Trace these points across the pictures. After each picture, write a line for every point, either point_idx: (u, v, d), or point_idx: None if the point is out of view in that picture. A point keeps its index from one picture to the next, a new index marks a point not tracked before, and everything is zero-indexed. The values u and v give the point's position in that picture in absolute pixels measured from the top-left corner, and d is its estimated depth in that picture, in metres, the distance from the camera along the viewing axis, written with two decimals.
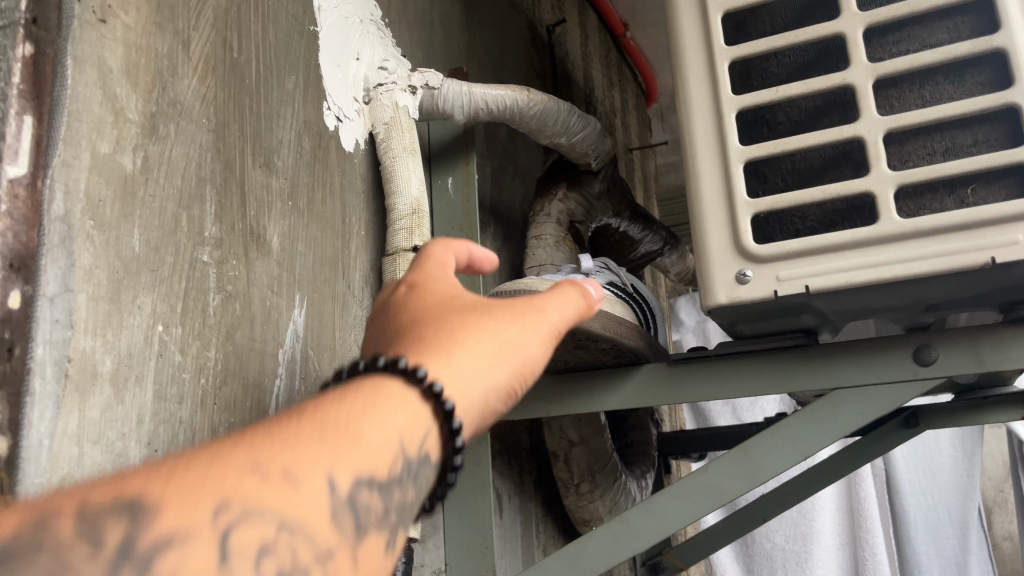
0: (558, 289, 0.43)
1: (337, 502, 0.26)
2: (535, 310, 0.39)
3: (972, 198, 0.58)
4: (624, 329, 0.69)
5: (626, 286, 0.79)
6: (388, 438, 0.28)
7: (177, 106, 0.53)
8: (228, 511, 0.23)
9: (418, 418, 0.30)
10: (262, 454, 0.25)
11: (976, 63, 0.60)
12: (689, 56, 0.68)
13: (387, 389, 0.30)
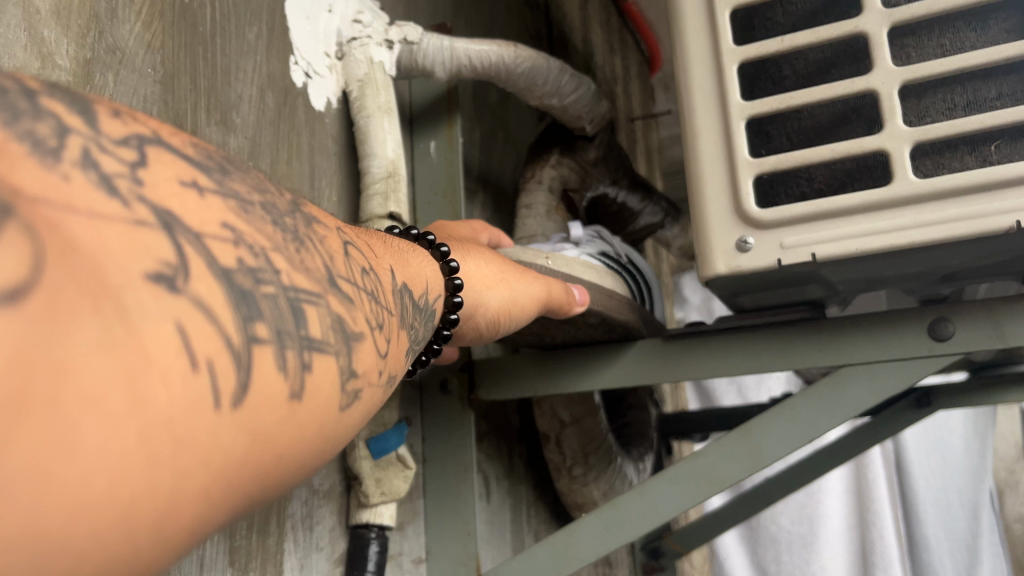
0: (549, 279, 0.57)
1: (387, 278, 0.34)
2: (540, 274, 0.56)
3: (995, 156, 0.53)
4: (615, 304, 0.64)
5: (619, 256, 0.74)
6: (418, 271, 0.40)
7: (116, 53, 0.48)
8: (339, 232, 0.31)
9: (420, 278, 0.40)
10: (352, 229, 0.34)
11: (1000, 8, 0.54)
12: (687, 5, 0.63)
13: (425, 253, 0.45)
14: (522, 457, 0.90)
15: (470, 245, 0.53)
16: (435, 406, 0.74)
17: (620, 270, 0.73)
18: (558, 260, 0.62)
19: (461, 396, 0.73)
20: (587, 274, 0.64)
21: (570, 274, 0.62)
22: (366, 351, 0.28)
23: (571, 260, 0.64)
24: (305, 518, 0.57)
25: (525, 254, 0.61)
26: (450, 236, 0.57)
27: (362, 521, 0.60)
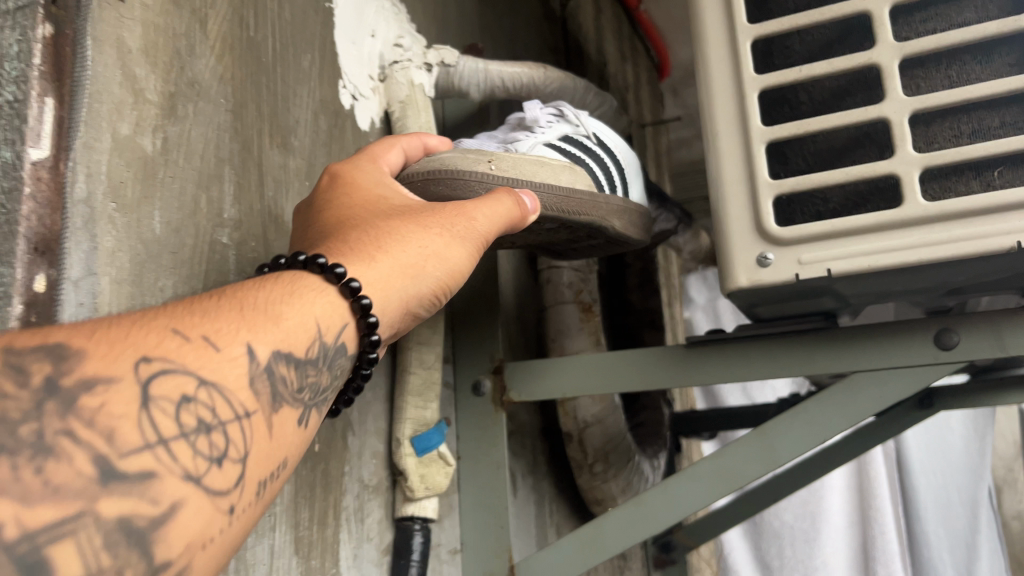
0: (489, 199, 0.55)
1: (232, 373, 0.34)
2: (465, 224, 0.52)
3: (998, 181, 0.57)
4: (577, 200, 0.64)
5: (584, 146, 0.72)
6: (300, 324, 0.40)
7: (194, 86, 0.52)
8: (138, 372, 0.31)
9: (305, 328, 0.40)
10: (179, 332, 0.33)
11: (1004, 44, 0.59)
12: (710, 35, 0.67)
13: (316, 284, 0.42)
14: (545, 454, 0.95)
15: (379, 229, 0.49)
16: (470, 407, 0.79)
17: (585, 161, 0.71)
18: (501, 162, 0.61)
19: (493, 397, 0.78)
20: (539, 172, 0.63)
21: (519, 177, 0.62)
22: (185, 518, 0.30)
23: (519, 159, 0.62)
24: (357, 511, 0.62)
25: (462, 160, 0.60)
26: (355, 204, 0.51)
27: (407, 514, 0.65)
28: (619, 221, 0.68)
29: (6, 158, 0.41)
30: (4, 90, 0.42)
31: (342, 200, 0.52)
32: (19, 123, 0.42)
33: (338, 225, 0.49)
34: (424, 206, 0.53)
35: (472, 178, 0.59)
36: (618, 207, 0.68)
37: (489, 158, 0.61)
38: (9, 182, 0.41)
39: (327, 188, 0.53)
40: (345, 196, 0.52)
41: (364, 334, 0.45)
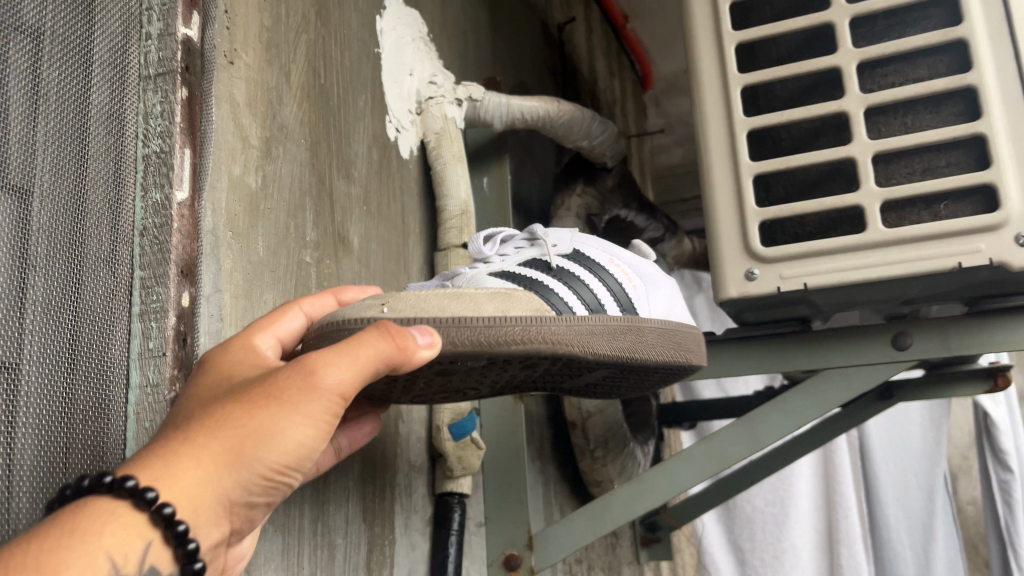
0: (356, 339, 0.38)
1: None
2: (310, 386, 0.36)
3: (944, 212, 0.69)
4: (506, 330, 0.46)
5: (551, 268, 0.58)
6: (91, 551, 0.29)
7: (283, 130, 0.63)
8: None
9: (93, 567, 0.29)
10: None
11: (950, 97, 0.71)
12: (705, 81, 0.79)
13: (106, 513, 0.31)
14: (551, 442, 1.06)
15: (186, 425, 0.34)
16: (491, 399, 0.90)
17: (549, 287, 0.56)
18: (398, 302, 0.46)
19: None
20: (450, 305, 0.47)
21: (425, 315, 0.46)
22: None
23: (426, 294, 0.48)
24: (407, 486, 0.73)
25: (347, 309, 0.46)
26: (194, 395, 0.38)
27: (447, 489, 0.77)
28: (598, 346, 0.50)
29: (157, 199, 0.51)
30: (152, 143, 0.52)
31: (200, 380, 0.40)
32: (166, 170, 0.52)
33: (165, 424, 0.36)
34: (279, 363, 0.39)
35: (353, 323, 0.44)
36: (624, 323, 0.53)
37: (385, 298, 0.46)
38: (161, 218, 0.51)
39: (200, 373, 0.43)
40: (195, 383, 0.40)
41: (173, 544, 0.32)
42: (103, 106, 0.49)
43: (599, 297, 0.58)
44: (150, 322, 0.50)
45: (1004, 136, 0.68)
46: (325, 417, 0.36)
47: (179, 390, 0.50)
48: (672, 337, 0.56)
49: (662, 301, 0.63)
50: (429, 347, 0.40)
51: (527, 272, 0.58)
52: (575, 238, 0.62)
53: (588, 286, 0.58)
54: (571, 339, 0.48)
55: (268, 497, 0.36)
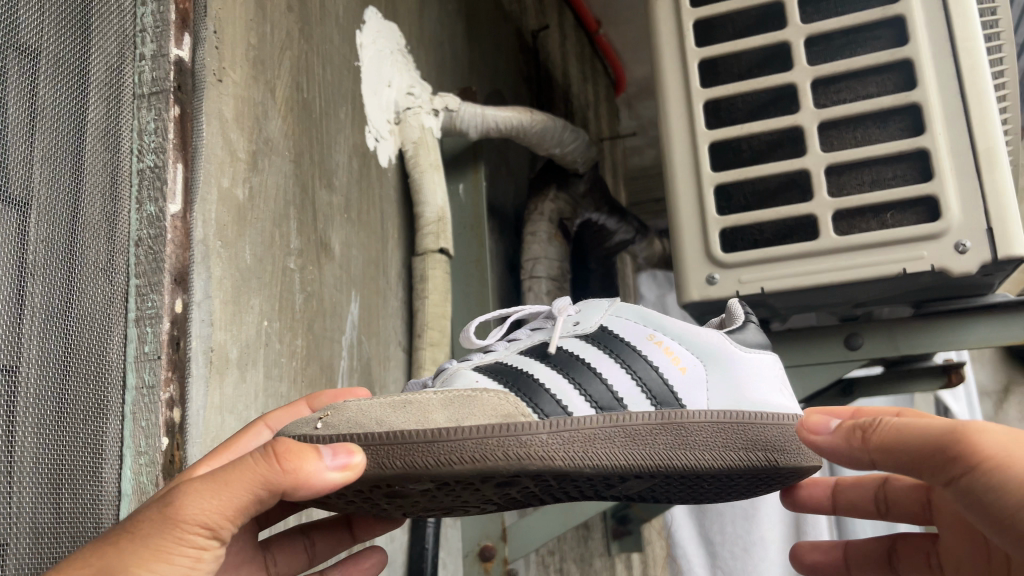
0: (231, 466, 0.34)
1: None
2: (171, 525, 0.33)
3: (890, 221, 0.74)
4: (452, 451, 0.39)
5: (554, 356, 0.49)
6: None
7: (268, 143, 0.66)
8: None
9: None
10: None
11: (897, 112, 0.75)
12: (671, 95, 0.83)
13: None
14: None
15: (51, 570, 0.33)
16: None
17: (544, 385, 0.46)
18: (337, 416, 0.41)
19: None
20: (389, 415, 0.40)
21: (358, 430, 0.40)
22: None
23: (370, 402, 0.41)
24: None
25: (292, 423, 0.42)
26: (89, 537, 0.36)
27: None
28: (595, 455, 0.41)
29: (151, 212, 0.54)
30: (146, 158, 0.55)
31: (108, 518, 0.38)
32: (160, 184, 0.55)
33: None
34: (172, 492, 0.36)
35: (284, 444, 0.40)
36: (657, 424, 0.43)
37: (324, 411, 0.41)
38: (155, 230, 0.54)
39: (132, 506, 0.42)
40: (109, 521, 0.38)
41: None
42: (99, 124, 0.53)
43: (616, 389, 0.47)
44: (146, 327, 0.53)
45: (946, 150, 0.73)
46: (196, 545, 0.33)
47: (173, 391, 0.53)
48: (725, 430, 0.44)
49: (730, 383, 0.48)
50: (338, 460, 0.36)
51: (527, 364, 0.49)
52: (612, 312, 0.52)
53: (600, 377, 0.47)
54: (552, 451, 0.40)
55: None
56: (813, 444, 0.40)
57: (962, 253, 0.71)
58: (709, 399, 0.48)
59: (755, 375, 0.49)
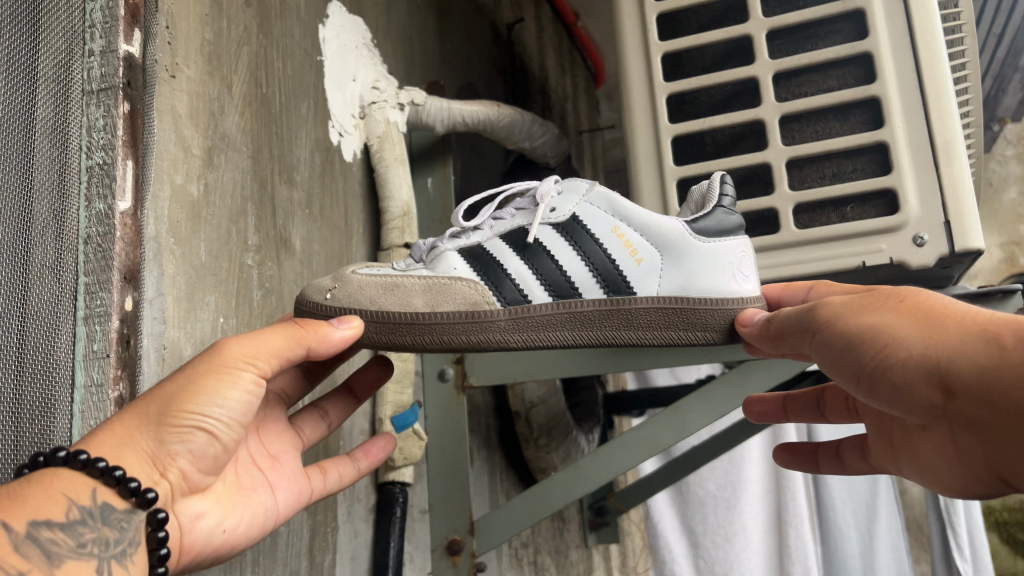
0: (266, 329, 0.44)
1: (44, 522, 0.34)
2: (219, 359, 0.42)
3: (850, 214, 0.75)
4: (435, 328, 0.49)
5: (525, 244, 0.54)
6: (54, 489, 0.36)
7: (225, 139, 0.66)
8: None
9: (55, 497, 0.35)
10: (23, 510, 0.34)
11: (858, 106, 0.76)
12: (635, 89, 0.84)
13: (61, 475, 0.36)
14: (496, 431, 1.11)
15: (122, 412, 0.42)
16: (435, 391, 0.94)
17: (509, 277, 0.53)
18: (343, 289, 0.50)
19: (456, 382, 0.93)
20: (380, 295, 0.50)
21: (358, 308, 0.49)
22: None
23: (369, 280, 0.51)
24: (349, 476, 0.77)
25: (311, 292, 0.51)
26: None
27: (389, 479, 0.82)
28: (547, 337, 0.51)
29: (100, 209, 0.54)
30: (95, 155, 0.55)
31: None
32: (109, 181, 0.54)
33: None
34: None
35: (307, 306, 0.50)
36: (605, 308, 0.51)
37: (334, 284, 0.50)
38: (104, 227, 0.53)
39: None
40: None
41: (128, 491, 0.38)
42: (47, 120, 0.52)
43: (568, 273, 0.53)
44: (94, 325, 0.52)
45: (905, 143, 0.73)
46: (244, 375, 0.42)
47: (123, 389, 0.53)
48: (668, 312, 0.51)
49: (680, 271, 0.52)
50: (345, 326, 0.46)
51: (501, 249, 0.55)
52: (591, 198, 0.55)
53: (553, 256, 0.53)
54: (509, 334, 0.50)
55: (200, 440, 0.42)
56: (744, 335, 0.49)
57: (919, 245, 0.71)
58: (661, 287, 0.52)
59: (709, 262, 0.52)
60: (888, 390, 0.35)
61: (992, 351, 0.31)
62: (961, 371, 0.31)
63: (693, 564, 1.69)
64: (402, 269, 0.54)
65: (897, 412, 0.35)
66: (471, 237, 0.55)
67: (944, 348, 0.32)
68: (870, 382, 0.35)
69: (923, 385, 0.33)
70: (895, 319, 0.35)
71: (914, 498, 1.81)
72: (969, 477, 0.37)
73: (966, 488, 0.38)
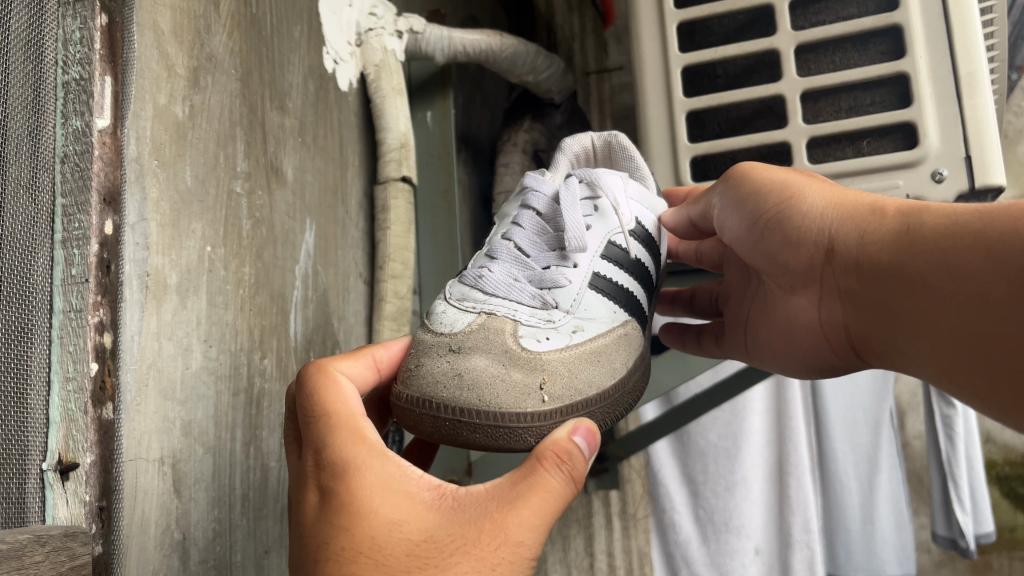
0: (531, 492, 0.42)
1: None
2: (509, 556, 0.40)
3: (866, 148, 0.74)
4: (619, 396, 0.55)
5: (623, 259, 0.61)
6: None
7: (211, 60, 0.63)
8: None
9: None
10: None
11: (877, 35, 0.74)
12: (644, 17, 0.82)
13: None
14: None
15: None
16: None
17: (630, 291, 0.61)
18: (551, 384, 0.51)
19: None
20: (591, 373, 0.53)
21: (572, 399, 0.52)
22: None
23: (567, 366, 0.52)
24: None
25: (504, 393, 0.49)
26: (370, 553, 0.40)
27: None
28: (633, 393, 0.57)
29: (77, 127, 0.50)
30: (71, 70, 0.50)
31: (360, 513, 0.41)
32: (86, 97, 0.50)
33: None
34: (456, 503, 0.42)
35: (513, 419, 0.48)
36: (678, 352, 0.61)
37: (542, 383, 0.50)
38: (82, 145, 0.49)
39: (326, 481, 0.43)
40: (353, 526, 0.40)
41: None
42: (21, 33, 0.47)
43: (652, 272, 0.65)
44: (72, 249, 0.49)
45: (926, 74, 0.71)
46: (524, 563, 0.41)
47: (103, 315, 0.49)
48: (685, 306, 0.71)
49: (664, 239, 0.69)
50: (588, 442, 0.47)
51: (610, 269, 0.60)
52: (626, 189, 0.65)
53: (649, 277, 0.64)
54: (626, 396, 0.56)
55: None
56: (665, 224, 0.67)
57: (938, 182, 0.71)
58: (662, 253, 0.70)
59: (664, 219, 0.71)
60: (788, 232, 0.49)
61: (879, 218, 0.44)
62: (846, 238, 0.46)
63: (693, 515, 1.65)
64: (571, 334, 0.55)
65: (785, 256, 0.51)
66: (583, 269, 0.59)
67: (839, 211, 0.47)
68: (775, 226, 0.50)
69: (815, 234, 0.48)
70: (806, 181, 0.50)
71: (916, 451, 1.79)
72: (828, 335, 0.51)
73: (823, 347, 0.52)
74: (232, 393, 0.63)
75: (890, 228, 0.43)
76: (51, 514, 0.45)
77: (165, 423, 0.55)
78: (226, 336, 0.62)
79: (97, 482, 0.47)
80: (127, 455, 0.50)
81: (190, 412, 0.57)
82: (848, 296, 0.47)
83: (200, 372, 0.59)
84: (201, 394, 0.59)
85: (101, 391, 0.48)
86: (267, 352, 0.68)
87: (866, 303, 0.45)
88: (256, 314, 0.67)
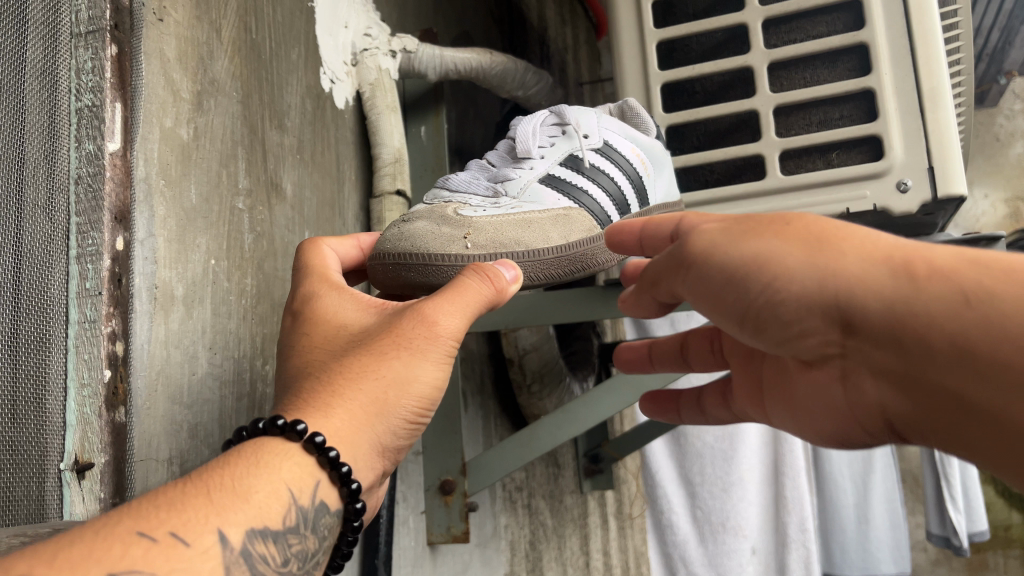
0: (455, 281, 0.47)
1: (217, 496, 0.33)
2: (428, 334, 0.43)
3: (836, 160, 0.80)
4: (555, 263, 0.59)
5: (582, 166, 0.67)
6: (270, 493, 0.35)
7: (214, 83, 0.67)
8: None
9: (277, 496, 0.36)
10: (145, 533, 0.29)
11: (845, 53, 0.80)
12: (625, 38, 0.88)
13: (259, 449, 0.37)
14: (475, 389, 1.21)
15: (337, 372, 0.41)
16: None
17: (588, 193, 0.66)
18: (478, 235, 0.57)
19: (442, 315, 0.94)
20: (523, 234, 0.59)
21: (499, 247, 0.57)
22: None
23: (500, 224, 0.59)
24: None
25: (433, 241, 0.56)
26: (316, 342, 0.45)
27: None
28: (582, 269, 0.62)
29: (89, 150, 0.53)
30: (84, 97, 0.54)
31: (320, 325, 0.46)
32: (98, 123, 0.54)
33: (300, 372, 0.43)
34: (393, 308, 0.46)
35: (442, 260, 0.55)
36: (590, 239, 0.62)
37: (467, 233, 0.57)
38: (94, 168, 0.53)
39: (299, 309, 0.48)
40: (310, 328, 0.46)
41: (345, 497, 0.40)
42: (36, 63, 0.51)
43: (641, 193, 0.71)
44: (87, 264, 0.52)
45: (891, 89, 0.77)
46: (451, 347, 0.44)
47: (116, 325, 0.53)
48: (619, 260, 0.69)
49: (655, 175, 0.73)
50: (515, 275, 0.49)
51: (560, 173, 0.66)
52: (599, 120, 0.69)
53: (609, 176, 0.68)
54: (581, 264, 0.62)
55: (411, 438, 0.45)
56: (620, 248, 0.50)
57: (903, 192, 0.77)
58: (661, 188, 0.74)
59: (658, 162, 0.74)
60: (785, 321, 0.36)
61: (905, 284, 0.32)
62: (869, 313, 0.33)
63: (691, 515, 1.67)
64: (508, 209, 0.62)
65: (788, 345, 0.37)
66: (536, 171, 0.66)
67: (854, 283, 0.33)
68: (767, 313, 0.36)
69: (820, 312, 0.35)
70: (785, 253, 0.35)
71: (910, 450, 1.82)
72: (853, 410, 0.39)
73: (845, 422, 0.41)
74: (235, 397, 0.67)
75: (932, 301, 0.31)
76: (69, 510, 0.49)
77: (173, 425, 0.58)
78: (230, 344, 0.66)
79: (112, 481, 0.51)
80: (138, 455, 0.54)
81: (196, 415, 0.61)
82: (894, 385, 0.34)
83: (205, 377, 0.63)
84: (206, 398, 0.63)
85: (114, 395, 0.52)
86: (268, 359, 0.72)
87: (918, 394, 0.33)
88: (257, 323, 0.71)
